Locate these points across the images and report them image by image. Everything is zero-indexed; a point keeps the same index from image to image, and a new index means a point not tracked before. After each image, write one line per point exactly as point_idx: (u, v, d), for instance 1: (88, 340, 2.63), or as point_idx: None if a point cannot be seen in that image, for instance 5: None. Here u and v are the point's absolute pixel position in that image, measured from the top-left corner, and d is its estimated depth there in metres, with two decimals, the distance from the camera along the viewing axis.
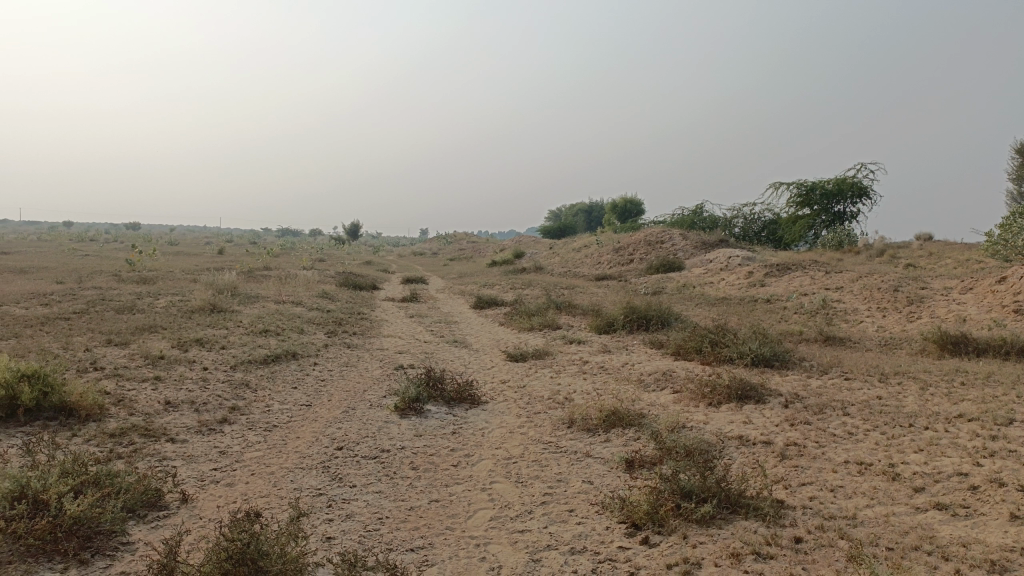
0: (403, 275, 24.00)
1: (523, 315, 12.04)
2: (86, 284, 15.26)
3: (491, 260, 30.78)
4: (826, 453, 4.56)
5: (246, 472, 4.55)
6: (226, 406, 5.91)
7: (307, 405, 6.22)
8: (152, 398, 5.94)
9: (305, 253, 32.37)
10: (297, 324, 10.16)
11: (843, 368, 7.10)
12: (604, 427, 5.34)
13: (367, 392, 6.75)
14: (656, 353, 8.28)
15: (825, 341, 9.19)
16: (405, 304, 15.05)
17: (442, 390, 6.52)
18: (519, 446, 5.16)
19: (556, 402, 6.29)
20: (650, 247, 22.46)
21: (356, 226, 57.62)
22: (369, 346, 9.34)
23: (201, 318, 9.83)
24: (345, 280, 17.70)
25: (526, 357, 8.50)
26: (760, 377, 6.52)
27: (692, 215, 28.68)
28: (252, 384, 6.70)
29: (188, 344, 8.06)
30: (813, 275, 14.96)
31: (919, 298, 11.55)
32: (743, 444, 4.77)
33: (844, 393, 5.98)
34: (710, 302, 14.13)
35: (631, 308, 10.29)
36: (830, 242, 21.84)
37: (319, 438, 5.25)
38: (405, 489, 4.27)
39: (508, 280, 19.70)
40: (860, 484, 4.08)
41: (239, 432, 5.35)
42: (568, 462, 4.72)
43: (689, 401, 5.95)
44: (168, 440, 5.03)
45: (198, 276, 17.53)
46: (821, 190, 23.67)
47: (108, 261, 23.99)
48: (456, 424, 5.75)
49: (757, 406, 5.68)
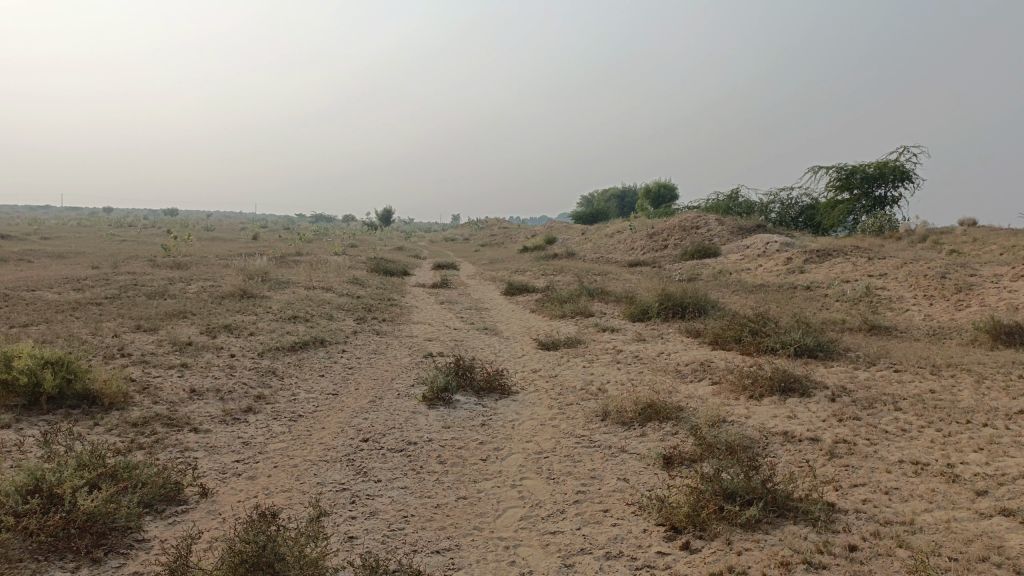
0: (434, 261, 23.90)
1: (555, 302, 11.82)
2: (120, 269, 15.37)
3: (523, 246, 30.57)
4: (879, 452, 4.27)
5: (268, 464, 4.40)
6: (251, 395, 5.79)
7: (334, 394, 6.08)
8: (176, 386, 5.84)
9: (336, 239, 32.43)
10: (327, 310, 10.06)
11: (891, 360, 6.76)
12: (639, 421, 5.11)
13: (394, 381, 6.59)
14: (692, 342, 8.00)
15: (869, 330, 8.83)
16: (436, 290, 14.91)
17: (471, 380, 6.33)
18: (551, 439, 4.95)
19: (589, 393, 6.07)
20: (685, 233, 22.04)
21: (388, 212, 57.68)
22: (398, 333, 9.19)
23: (230, 304, 9.77)
24: (376, 266, 17.62)
25: (557, 345, 8.28)
26: (804, 368, 6.22)
27: (727, 200, 28.15)
28: (278, 372, 6.58)
29: (216, 330, 7.97)
30: (855, 262, 14.49)
31: (968, 286, 11.07)
32: (788, 441, 4.51)
33: (895, 387, 5.66)
34: (747, 289, 13.75)
35: (666, 294, 10.00)
36: (871, 228, 21.22)
37: (345, 429, 5.10)
38: (432, 485, 4.09)
39: (540, 266, 19.46)
40: (917, 486, 3.79)
41: (263, 422, 5.21)
42: (603, 458, 4.50)
43: (728, 393, 5.69)
44: (191, 430, 4.92)
45: (230, 261, 17.60)
46: (861, 173, 23.01)
47: (144, 245, 24.27)
48: (486, 416, 5.56)
49: (801, 399, 5.40)
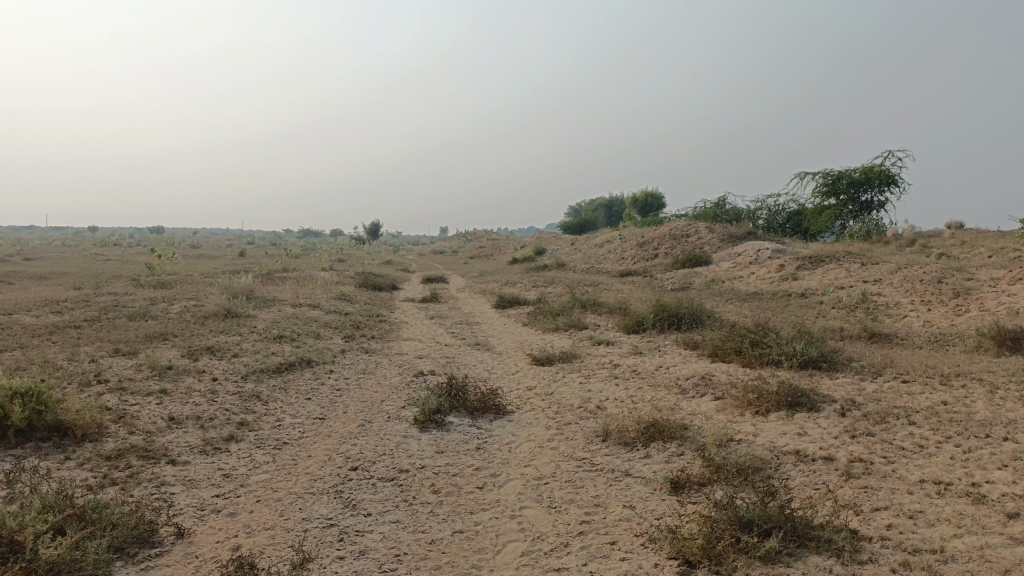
0: (423, 275, 23.63)
1: (547, 314, 11.58)
2: (102, 290, 15.01)
3: (512, 257, 30.35)
4: (898, 472, 4.04)
5: (250, 499, 4.13)
6: (234, 422, 5.51)
7: (321, 418, 5.80)
8: (155, 414, 5.56)
9: (322, 254, 32.20)
10: (313, 328, 9.77)
11: (897, 369, 6.56)
12: (642, 441, 4.86)
13: (384, 402, 6.32)
14: (691, 354, 7.78)
15: (869, 338, 8.64)
16: (425, 305, 14.65)
17: (464, 400, 6.07)
18: (550, 463, 4.70)
19: (588, 412, 5.83)
20: (675, 242, 21.88)
21: (375, 226, 57.38)
22: (387, 350, 8.92)
23: (214, 324, 9.47)
24: (364, 281, 17.35)
25: (552, 360, 8.04)
26: (809, 381, 5.99)
27: (715, 207, 28.08)
28: (263, 396, 6.29)
29: (198, 352, 7.68)
30: (848, 267, 14.34)
31: (965, 290, 10.90)
32: (801, 461, 4.27)
33: (906, 399, 5.43)
34: (741, 297, 13.57)
35: (661, 305, 9.77)
36: (859, 233, 21.15)
37: (332, 457, 4.83)
38: (426, 518, 3.83)
39: (530, 277, 19.25)
40: (942, 508, 3.56)
41: (246, 451, 4.93)
42: (606, 483, 4.25)
43: (734, 409, 5.46)
44: (168, 463, 4.63)
45: (215, 279, 17.27)
46: (847, 179, 22.97)
47: (127, 265, 23.84)
48: (481, 438, 5.30)
49: (809, 415, 5.17)
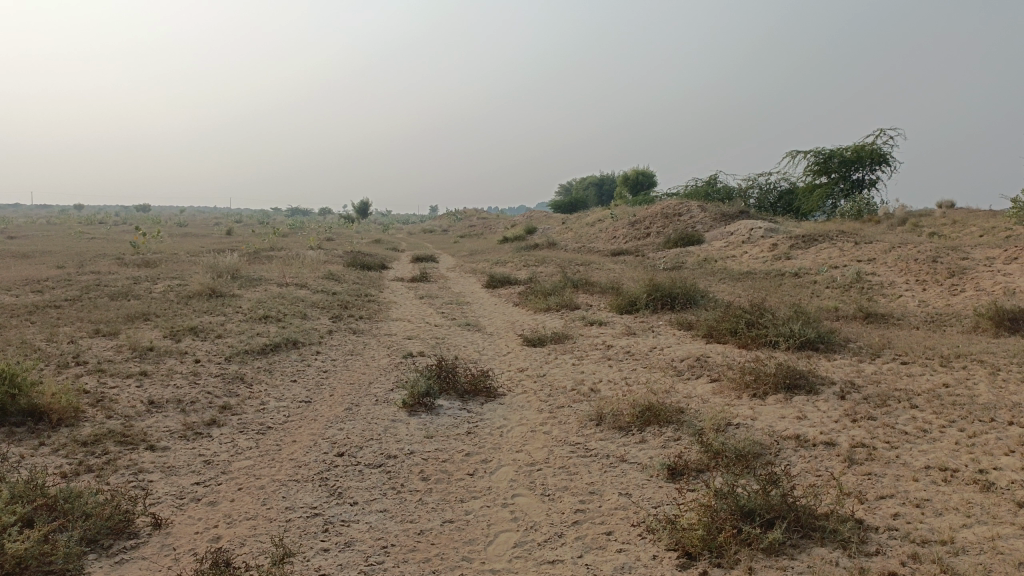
0: (413, 254, 23.40)
1: (538, 294, 11.42)
2: (85, 269, 14.73)
3: (503, 236, 30.07)
4: (902, 458, 3.92)
5: (231, 487, 3.96)
6: (216, 406, 5.33)
7: (307, 401, 5.63)
8: (134, 397, 5.37)
9: (312, 233, 31.82)
10: (300, 308, 9.57)
11: (895, 351, 6.44)
12: (638, 425, 4.72)
13: (372, 385, 6.15)
14: (685, 335, 7.64)
15: (865, 318, 8.52)
16: (414, 285, 14.44)
17: (454, 383, 5.91)
18: (543, 448, 4.55)
19: (581, 395, 5.68)
20: (667, 221, 21.71)
21: (365, 205, 56.95)
22: (376, 331, 8.74)
23: (198, 304, 9.26)
24: (353, 260, 17.13)
25: (544, 341, 7.88)
26: (807, 363, 5.86)
27: (706, 186, 27.90)
28: (247, 379, 6.11)
29: (181, 333, 7.48)
30: (842, 246, 14.23)
31: (960, 269, 10.80)
32: (802, 446, 4.14)
33: (906, 382, 5.31)
34: (733, 277, 13.44)
35: (655, 285, 9.62)
36: (850, 212, 21.06)
37: (318, 442, 4.66)
38: (414, 507, 3.68)
39: (521, 256, 19.07)
40: (949, 496, 3.44)
41: (228, 436, 4.77)
42: (601, 470, 4.11)
43: (731, 392, 5.32)
44: (147, 449, 4.46)
45: (202, 258, 17.00)
46: (839, 157, 22.81)
47: (112, 243, 23.44)
48: (472, 423, 5.14)
49: (808, 398, 5.04)
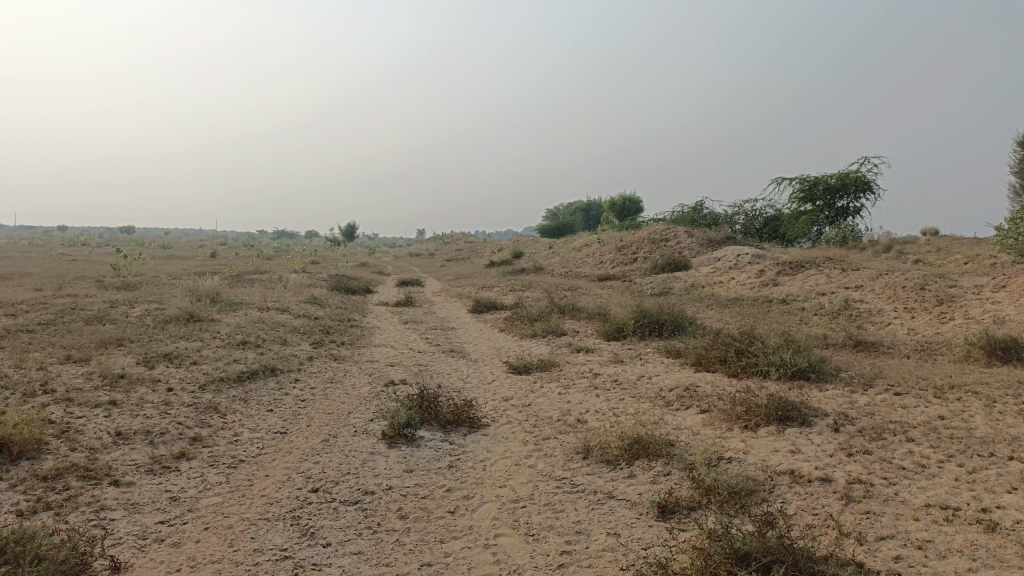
0: (399, 278, 23.19)
1: (524, 320, 11.25)
2: (62, 292, 14.44)
3: (490, 260, 29.93)
4: (900, 495, 3.76)
5: (198, 527, 3.75)
6: (187, 437, 5.11)
7: (282, 433, 5.42)
8: (101, 428, 5.14)
9: (296, 256, 31.55)
10: (280, 334, 9.35)
11: (888, 380, 6.32)
12: (626, 459, 4.54)
13: (352, 414, 5.95)
14: (674, 363, 7.48)
15: (855, 346, 8.41)
16: (399, 309, 14.24)
17: (436, 413, 5.72)
18: (527, 484, 4.36)
19: (567, 426, 5.50)
20: (654, 246, 21.66)
21: (352, 228, 56.76)
22: (358, 358, 8.53)
23: (175, 329, 9.01)
24: (338, 284, 16.91)
25: (529, 369, 7.70)
26: (799, 393, 5.71)
27: (692, 212, 27.94)
28: (221, 408, 5.89)
29: (155, 360, 7.25)
30: (829, 273, 14.18)
31: (949, 298, 10.74)
32: (797, 482, 3.98)
33: (901, 414, 5.17)
34: (721, 303, 13.33)
35: (642, 311, 9.48)
36: (835, 239, 21.10)
37: (292, 477, 4.45)
38: (391, 549, 3.48)
39: (508, 281, 18.92)
40: (952, 537, 3.28)
41: (198, 471, 4.55)
42: (588, 507, 3.93)
43: (722, 423, 5.16)
44: (110, 484, 4.23)
45: (182, 281, 16.72)
46: (824, 185, 22.91)
47: (92, 266, 23.07)
48: (454, 455, 4.94)
49: (801, 430, 4.89)
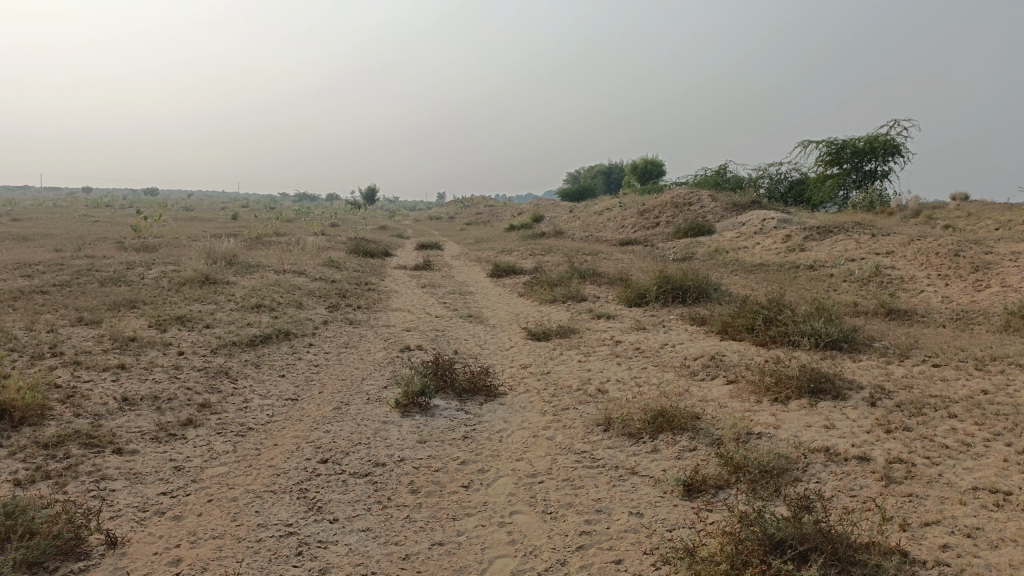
0: (418, 241, 22.96)
1: (544, 285, 11.00)
2: (81, 253, 14.38)
3: (510, 224, 29.60)
4: (945, 477, 3.52)
5: (200, 499, 3.59)
6: (195, 403, 4.96)
7: (293, 399, 5.25)
8: (107, 393, 5.00)
9: (315, 219, 31.36)
10: (296, 297, 9.19)
11: (925, 351, 6.03)
12: (649, 433, 4.32)
13: (365, 381, 5.77)
14: (699, 331, 7.23)
15: (887, 315, 8.10)
16: (417, 273, 14.03)
17: (451, 381, 5.52)
18: (545, 457, 4.16)
19: (588, 396, 5.29)
20: (677, 210, 21.24)
21: (372, 191, 56.42)
22: (374, 322, 8.35)
23: (189, 291, 8.88)
24: (356, 247, 16.72)
25: (549, 336, 7.49)
26: (832, 364, 5.45)
27: (715, 175, 27.39)
28: (231, 373, 5.73)
29: (167, 323, 7.10)
30: (858, 238, 13.76)
31: (985, 264, 10.33)
32: (832, 461, 3.75)
33: (941, 387, 4.89)
34: (746, 269, 13.00)
35: (665, 277, 9.19)
36: (862, 204, 20.55)
37: (300, 447, 4.28)
38: (401, 526, 3.29)
39: (527, 245, 18.64)
40: (1004, 524, 3.04)
41: (204, 439, 4.39)
42: (610, 484, 3.72)
43: (750, 395, 4.92)
44: (113, 453, 4.08)
45: (201, 242, 16.62)
46: (852, 147, 22.26)
47: (113, 227, 23.03)
48: (469, 426, 4.75)
49: (835, 403, 4.63)
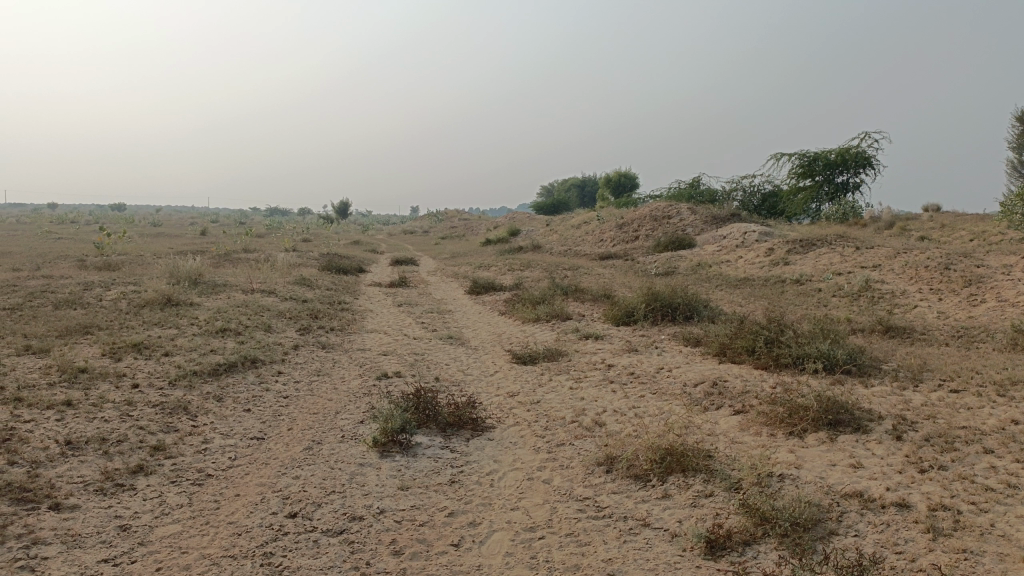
0: (393, 256, 22.39)
1: (527, 302, 10.56)
2: (40, 272, 13.69)
3: (486, 237, 29.17)
4: (998, 526, 3.10)
5: (147, 568, 3.08)
6: (148, 447, 4.43)
7: (258, 438, 4.75)
8: (49, 435, 4.45)
9: (286, 234, 30.60)
10: (265, 319, 8.64)
11: (939, 374, 5.67)
12: (658, 475, 3.89)
13: (339, 415, 5.29)
14: (694, 353, 6.83)
15: (886, 333, 7.77)
16: (392, 290, 13.50)
17: (434, 414, 5.05)
18: (544, 505, 3.71)
19: (585, 429, 4.84)
20: (656, 223, 20.95)
21: (345, 205, 55.79)
22: (348, 346, 7.83)
23: (149, 315, 8.30)
24: (329, 262, 16.17)
25: (535, 359, 7.04)
26: (845, 391, 5.06)
27: (689, 188, 27.24)
28: (191, 409, 5.20)
29: (122, 351, 6.55)
30: (843, 251, 13.50)
31: (977, 278, 10.07)
32: (868, 510, 3.34)
33: (967, 417, 4.51)
34: (731, 284, 12.68)
35: (653, 294, 8.80)
36: (835, 216, 20.45)
37: (266, 498, 3.78)
38: None
39: (504, 260, 18.19)
40: None
41: (155, 490, 3.87)
42: (621, 540, 3.27)
43: (764, 428, 4.50)
44: (50, 510, 3.55)
45: (166, 260, 15.96)
46: (824, 160, 22.15)
47: (76, 245, 22.10)
48: (455, 467, 4.28)
49: (857, 438, 4.23)
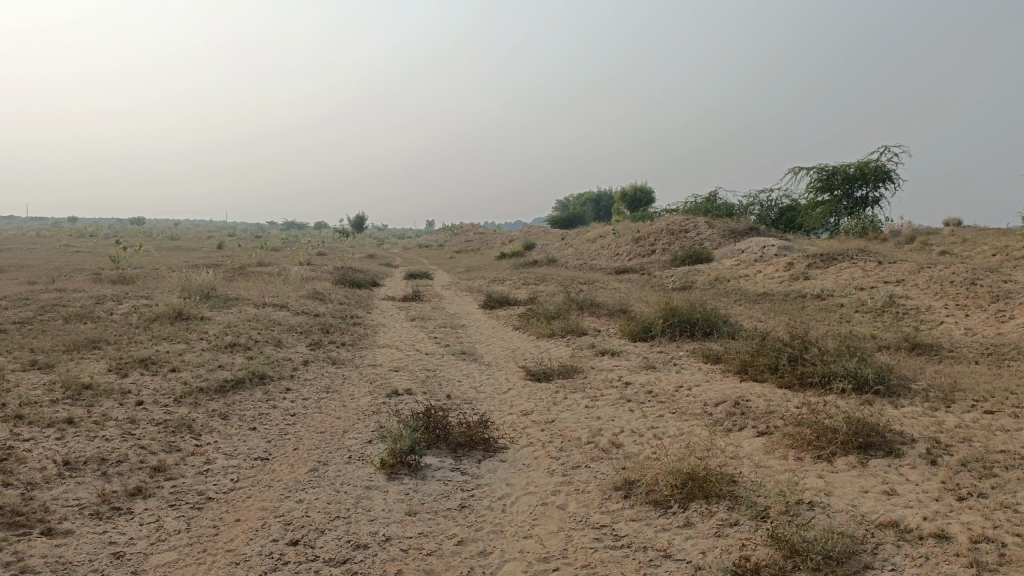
0: (408, 270, 22.27)
1: (541, 317, 10.37)
2: (55, 286, 13.66)
3: (501, 251, 29.02)
4: None
5: None
6: (148, 467, 4.28)
7: (263, 459, 4.58)
8: (47, 454, 4.31)
9: (302, 248, 30.60)
10: (276, 334, 8.51)
11: (972, 393, 5.42)
12: (679, 501, 3.69)
13: (347, 434, 5.12)
14: (714, 371, 6.61)
15: (912, 350, 7.51)
16: (406, 305, 13.32)
17: (445, 434, 4.87)
18: (559, 533, 3.51)
19: (602, 451, 4.64)
20: (673, 237, 20.72)
21: (361, 219, 55.88)
22: (359, 362, 7.67)
23: (159, 329, 8.19)
24: (343, 276, 16.05)
25: (550, 376, 6.85)
26: (875, 412, 4.83)
27: (706, 202, 26.98)
28: (195, 427, 5.05)
29: (129, 366, 6.42)
30: (864, 266, 13.22)
31: (1005, 294, 9.78)
32: (905, 542, 3.12)
33: (1005, 440, 4.27)
34: (750, 299, 12.42)
35: (671, 309, 8.59)
36: (855, 230, 20.13)
37: (267, 523, 3.61)
38: None
39: (519, 274, 18.02)
40: None
41: (153, 514, 3.72)
42: (640, 572, 3.08)
43: (790, 451, 4.29)
44: (42, 535, 3.40)
45: (180, 274, 15.91)
46: (842, 173, 21.86)
47: (93, 258, 22.15)
48: (466, 491, 4.10)
49: (890, 463, 4.01)
